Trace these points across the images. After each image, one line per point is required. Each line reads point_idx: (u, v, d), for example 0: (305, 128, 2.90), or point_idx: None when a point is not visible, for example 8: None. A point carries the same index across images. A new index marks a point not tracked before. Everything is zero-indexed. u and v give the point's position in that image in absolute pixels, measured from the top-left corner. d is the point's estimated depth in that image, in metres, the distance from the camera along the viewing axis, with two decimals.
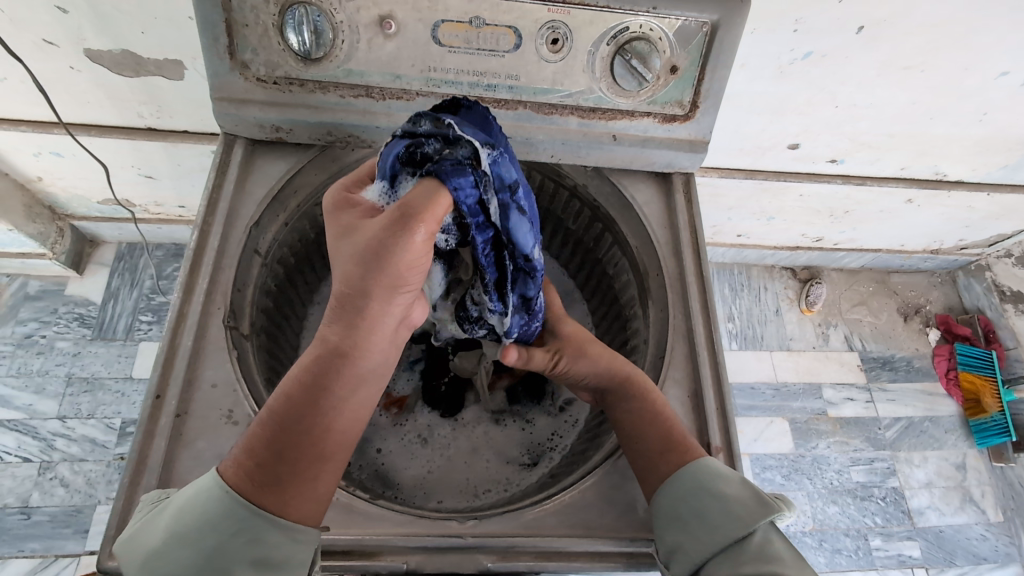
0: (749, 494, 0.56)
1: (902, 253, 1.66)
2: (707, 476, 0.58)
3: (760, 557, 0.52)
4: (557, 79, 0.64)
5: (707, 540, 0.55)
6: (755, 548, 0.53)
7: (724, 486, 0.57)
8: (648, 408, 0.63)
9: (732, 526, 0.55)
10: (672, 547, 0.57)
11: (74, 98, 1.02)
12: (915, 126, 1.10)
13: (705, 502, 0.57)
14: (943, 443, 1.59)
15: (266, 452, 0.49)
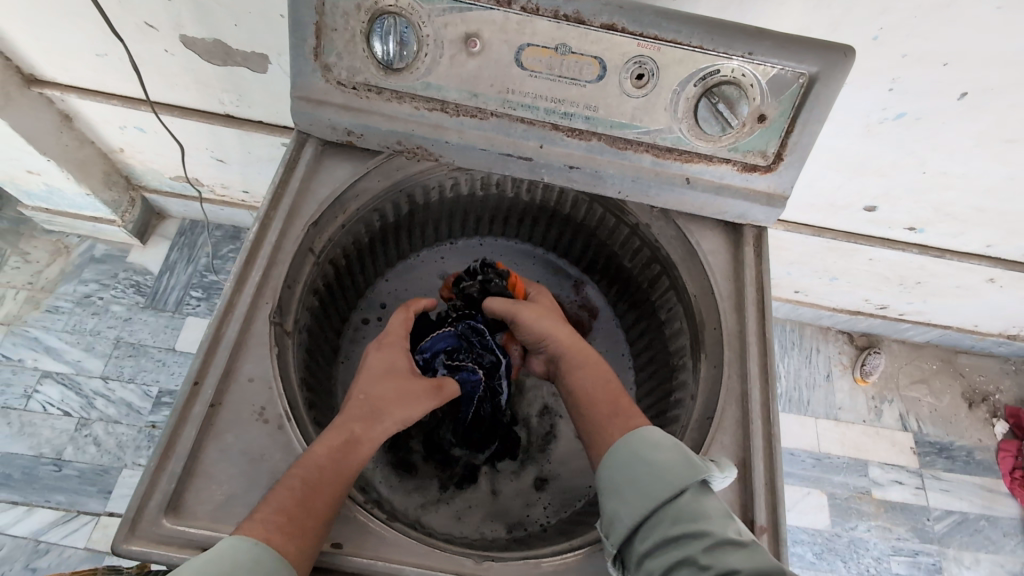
0: (682, 458, 0.56)
1: (975, 334, 1.55)
2: (642, 442, 0.58)
3: (695, 517, 0.52)
4: (636, 114, 0.62)
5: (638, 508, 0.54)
6: (691, 508, 0.53)
7: (656, 453, 0.57)
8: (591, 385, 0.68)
9: (659, 469, 0.55)
10: (606, 518, 0.56)
11: (164, 79, 1.07)
12: (1010, 203, 1.02)
13: (636, 469, 0.56)
14: (999, 547, 1.45)
15: (281, 499, 0.52)
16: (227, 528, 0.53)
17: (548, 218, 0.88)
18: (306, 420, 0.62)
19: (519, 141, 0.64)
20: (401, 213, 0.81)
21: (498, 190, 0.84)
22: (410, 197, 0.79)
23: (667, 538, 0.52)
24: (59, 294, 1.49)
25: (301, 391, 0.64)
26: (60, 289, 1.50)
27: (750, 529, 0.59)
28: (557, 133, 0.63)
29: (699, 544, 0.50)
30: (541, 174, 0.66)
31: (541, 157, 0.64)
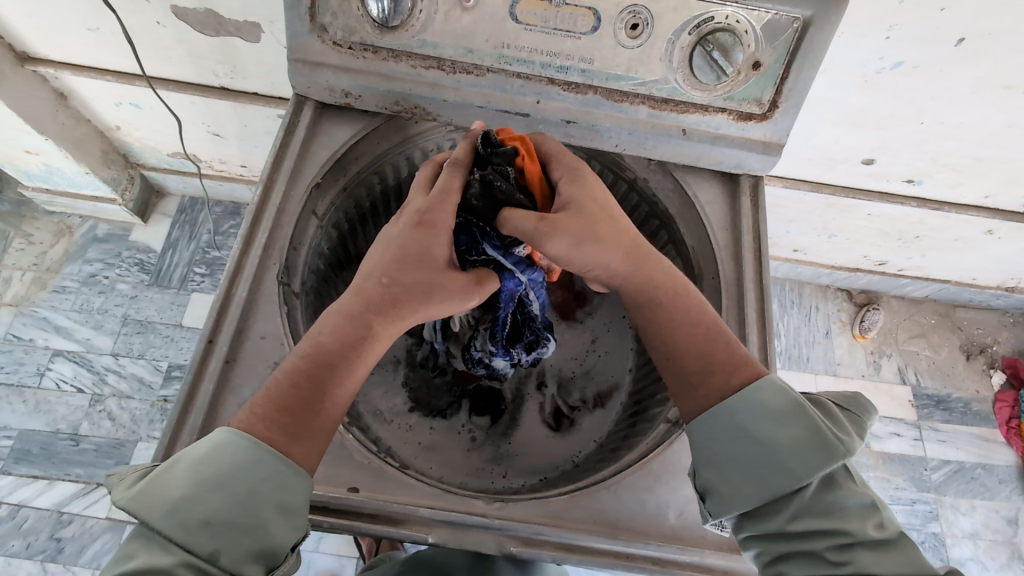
0: (810, 439, 0.53)
1: (973, 288, 1.56)
2: (758, 417, 0.55)
3: (827, 510, 0.52)
4: (632, 65, 0.62)
5: (756, 491, 0.54)
6: (821, 498, 0.53)
7: (780, 431, 0.54)
8: (665, 318, 0.62)
9: (778, 453, 0.53)
10: (711, 487, 0.57)
11: (157, 53, 1.06)
12: (1010, 152, 1.02)
13: (753, 449, 0.55)
14: (994, 493, 1.49)
15: (281, 392, 0.54)
16: None
17: None
18: None
19: (516, 97, 0.64)
20: (401, 176, 0.82)
21: None
22: (410, 159, 0.80)
23: (792, 529, 0.52)
24: (65, 274, 1.51)
25: None
26: (66, 269, 1.51)
27: None
28: (553, 87, 0.63)
29: (835, 539, 0.51)
30: (539, 130, 0.67)
31: (538, 113, 0.65)
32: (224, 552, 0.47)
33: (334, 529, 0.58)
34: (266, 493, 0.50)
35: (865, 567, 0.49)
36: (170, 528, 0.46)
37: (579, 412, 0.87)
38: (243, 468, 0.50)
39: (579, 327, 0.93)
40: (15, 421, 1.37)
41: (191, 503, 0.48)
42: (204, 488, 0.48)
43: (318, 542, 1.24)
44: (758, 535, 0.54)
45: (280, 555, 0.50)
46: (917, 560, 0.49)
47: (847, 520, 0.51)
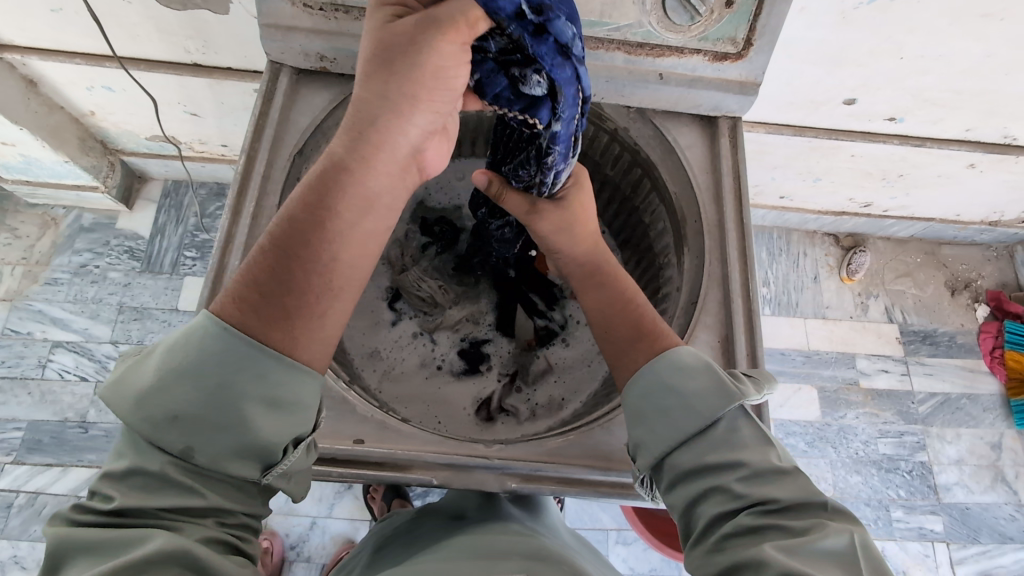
0: (710, 385, 0.57)
1: (957, 224, 1.58)
2: (672, 366, 0.59)
3: (732, 447, 0.55)
4: (605, 11, 0.61)
5: (672, 434, 0.56)
6: (722, 437, 0.56)
7: (690, 380, 0.58)
8: (609, 291, 0.68)
9: (695, 406, 0.56)
10: (634, 443, 0.59)
11: (125, 31, 1.04)
12: (988, 82, 1.02)
13: (666, 399, 0.58)
14: (979, 421, 1.55)
15: (254, 272, 0.53)
16: None
17: None
18: None
19: None
20: None
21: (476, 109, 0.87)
22: None
23: (701, 467, 0.54)
24: (56, 266, 1.50)
25: None
26: (55, 261, 1.51)
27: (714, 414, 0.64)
28: None
29: (737, 475, 0.53)
30: None
31: None
32: (198, 449, 0.49)
33: (343, 478, 0.62)
34: (245, 386, 0.50)
35: (766, 495, 0.51)
36: (145, 429, 0.49)
37: (507, 411, 0.84)
38: (197, 361, 0.50)
39: (570, 351, 0.92)
40: (23, 413, 1.38)
41: (163, 401, 0.49)
42: (175, 385, 0.49)
43: (330, 508, 1.28)
44: (673, 481, 0.56)
45: (274, 453, 0.51)
46: (815, 490, 0.52)
47: (747, 453, 0.54)
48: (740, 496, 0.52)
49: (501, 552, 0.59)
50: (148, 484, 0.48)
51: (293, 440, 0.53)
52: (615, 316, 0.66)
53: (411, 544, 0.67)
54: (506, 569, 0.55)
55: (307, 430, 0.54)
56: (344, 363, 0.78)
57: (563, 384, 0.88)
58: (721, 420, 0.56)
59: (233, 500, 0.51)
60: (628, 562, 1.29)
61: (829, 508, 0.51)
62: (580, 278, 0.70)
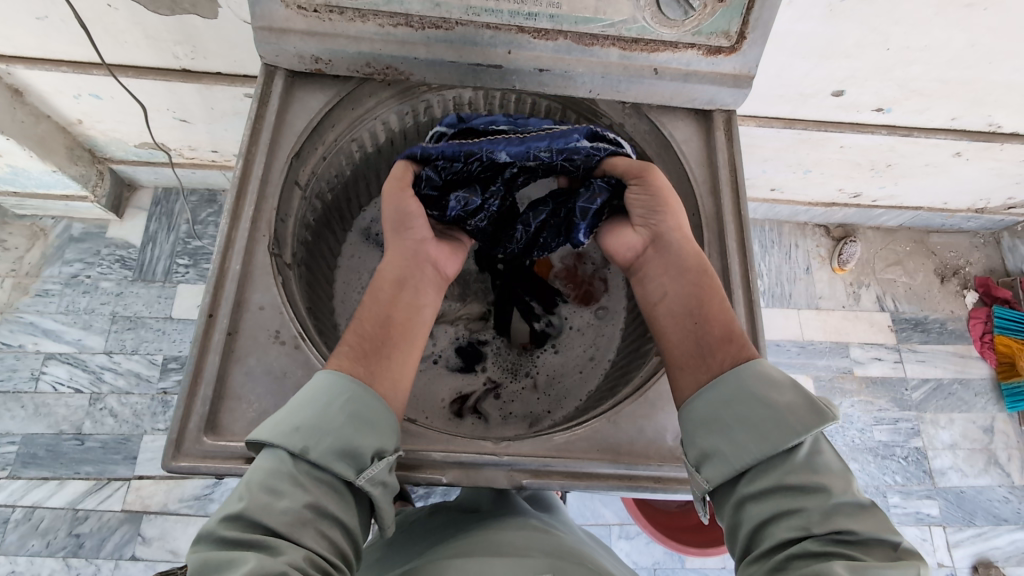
0: (801, 401, 0.57)
1: (945, 212, 1.61)
2: (763, 379, 0.59)
3: (814, 470, 0.54)
4: (599, 7, 0.62)
5: (754, 448, 0.56)
6: (802, 461, 0.55)
7: (776, 394, 0.58)
8: (698, 281, 0.66)
9: (779, 425, 0.56)
10: (706, 450, 0.58)
11: (113, 38, 1.03)
12: (973, 71, 1.04)
13: (754, 407, 0.58)
14: (971, 405, 1.57)
15: (366, 347, 0.63)
16: None
17: None
18: (318, 341, 0.68)
19: (487, 49, 0.65)
20: (380, 142, 0.83)
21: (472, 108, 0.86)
22: (386, 124, 0.81)
23: (780, 486, 0.54)
24: (46, 277, 1.49)
25: (308, 315, 0.71)
26: (46, 272, 1.49)
27: None
28: (524, 36, 0.64)
29: (819, 502, 0.52)
30: (512, 81, 0.68)
31: (510, 64, 0.66)
32: (312, 448, 0.55)
33: None
34: (339, 408, 0.57)
35: (839, 525, 0.51)
36: (272, 436, 0.56)
37: (479, 414, 0.85)
38: (324, 395, 0.58)
39: (560, 359, 0.91)
40: (16, 427, 1.37)
41: (285, 415, 0.57)
42: (294, 404, 0.58)
43: None
44: (744, 498, 0.56)
45: (366, 458, 0.56)
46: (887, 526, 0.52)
47: (831, 480, 0.54)
48: (812, 527, 0.51)
49: (521, 548, 0.60)
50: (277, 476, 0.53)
51: (380, 451, 0.57)
52: (703, 310, 0.65)
53: (425, 542, 0.68)
54: (528, 567, 0.56)
55: (392, 446, 0.58)
56: None
57: (546, 389, 0.88)
58: (805, 441, 0.56)
59: (341, 508, 0.55)
60: (631, 556, 1.30)
61: (900, 548, 0.50)
62: (678, 265, 0.68)
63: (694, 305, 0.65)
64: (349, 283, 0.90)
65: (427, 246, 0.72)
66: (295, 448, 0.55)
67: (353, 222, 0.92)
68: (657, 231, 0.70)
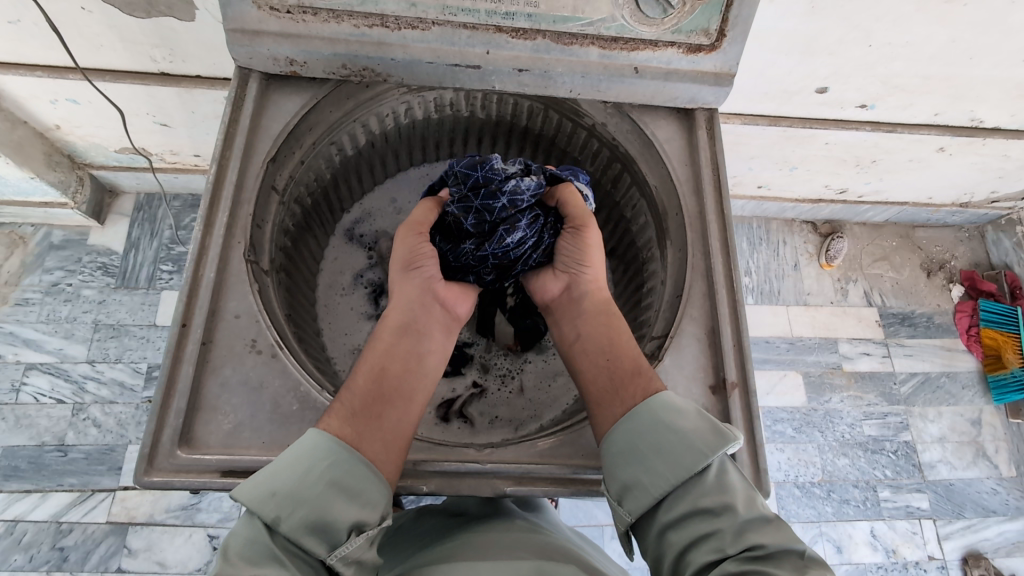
0: (705, 425, 0.59)
1: (930, 207, 1.61)
2: (665, 407, 0.61)
3: (724, 489, 0.56)
4: (577, 5, 0.61)
5: (669, 475, 0.57)
6: (714, 482, 0.57)
7: (679, 419, 0.60)
8: (615, 326, 0.68)
9: (686, 452, 0.58)
10: (624, 484, 0.59)
11: (88, 42, 1.01)
12: (954, 66, 1.04)
13: (664, 436, 0.59)
14: (959, 399, 1.58)
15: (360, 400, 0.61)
16: (242, 450, 0.60)
17: (505, 133, 0.89)
18: (297, 349, 0.67)
19: (465, 49, 0.64)
20: (360, 146, 0.83)
21: (453, 110, 0.85)
22: (366, 128, 0.80)
23: (695, 510, 0.55)
24: (26, 286, 1.46)
25: (286, 322, 0.69)
26: (26, 281, 1.46)
27: (723, 387, 0.66)
28: (501, 36, 0.64)
29: (731, 522, 0.54)
30: (491, 81, 0.67)
31: (489, 64, 0.65)
32: (285, 519, 0.53)
33: None
34: (320, 474, 0.55)
35: (750, 542, 0.53)
36: (247, 500, 0.54)
37: (465, 417, 0.84)
38: (310, 459, 0.56)
39: (547, 361, 0.90)
40: None
41: (264, 480, 0.55)
42: (275, 468, 0.55)
43: None
44: (665, 527, 0.57)
45: (340, 531, 0.54)
46: (797, 537, 0.54)
47: (735, 497, 0.56)
48: (726, 548, 0.53)
49: (508, 550, 0.59)
50: (252, 558, 0.51)
51: (357, 525, 0.54)
52: (608, 343, 0.67)
53: (411, 548, 0.67)
54: (510, 568, 0.56)
55: (374, 519, 0.56)
56: (329, 372, 0.77)
57: (532, 392, 0.88)
58: (713, 463, 0.57)
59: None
60: (624, 556, 1.29)
61: (805, 557, 0.53)
62: (590, 309, 0.70)
63: (600, 345, 0.67)
64: (330, 288, 0.88)
65: (436, 285, 0.70)
66: (269, 514, 0.53)
67: (335, 227, 0.91)
68: (575, 279, 0.72)
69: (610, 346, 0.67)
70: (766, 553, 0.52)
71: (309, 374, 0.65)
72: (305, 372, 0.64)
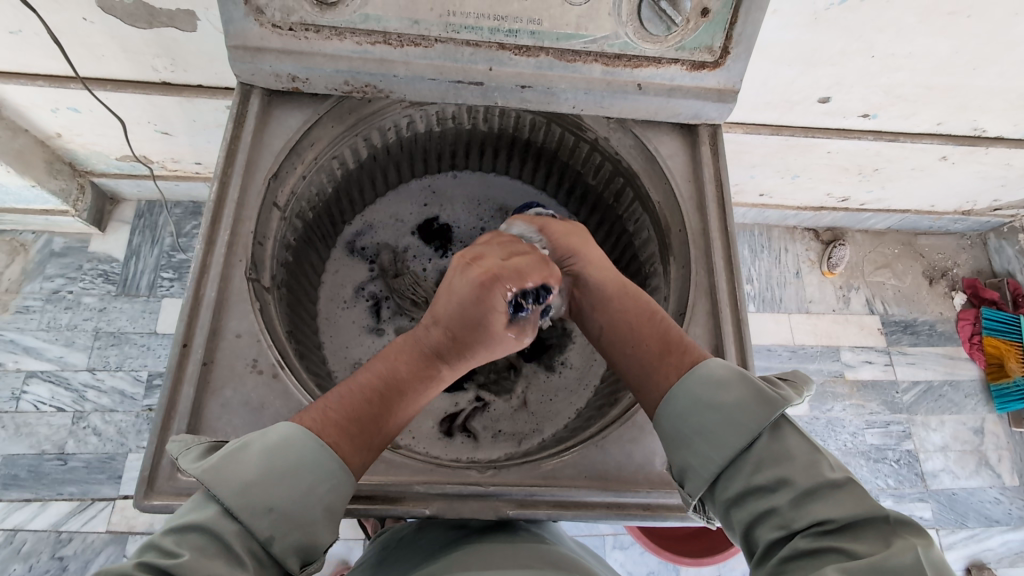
0: (749, 394, 0.56)
1: (933, 214, 1.61)
2: (704, 384, 0.58)
3: (779, 460, 0.53)
4: (581, 23, 0.62)
5: (717, 454, 0.55)
6: (770, 452, 0.53)
7: (722, 394, 0.57)
8: (631, 309, 0.67)
9: (731, 429, 0.55)
10: (678, 468, 0.58)
11: (89, 52, 1.01)
12: (957, 77, 1.04)
13: (705, 415, 0.57)
14: (961, 407, 1.58)
15: (370, 423, 0.58)
16: None
17: (508, 146, 0.89)
18: (298, 368, 0.67)
19: (468, 66, 0.64)
20: (361, 159, 0.82)
21: (455, 123, 0.85)
22: (368, 142, 0.80)
23: (749, 487, 0.53)
24: (26, 293, 1.45)
25: (287, 340, 0.69)
26: (26, 288, 1.46)
27: None
28: (505, 53, 0.63)
29: (789, 496, 0.50)
30: (494, 98, 0.67)
31: (492, 81, 0.65)
32: (276, 539, 0.51)
33: None
34: (321, 498, 0.53)
35: (817, 515, 0.49)
36: (236, 507, 0.50)
37: (468, 432, 0.84)
38: (314, 480, 0.53)
39: (550, 374, 0.90)
40: None
41: (258, 489, 0.51)
42: (274, 477, 0.52)
43: None
44: (726, 506, 0.55)
45: (319, 553, 0.53)
46: (871, 502, 0.49)
47: (794, 467, 0.52)
48: (790, 523, 0.50)
49: (519, 561, 0.59)
50: (203, 554, 0.47)
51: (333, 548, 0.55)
52: (630, 326, 0.66)
53: (412, 556, 0.66)
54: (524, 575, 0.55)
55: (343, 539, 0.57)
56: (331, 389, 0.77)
57: (536, 405, 0.87)
58: (764, 433, 0.54)
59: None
60: (626, 566, 1.29)
61: (891, 521, 0.47)
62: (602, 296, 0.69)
63: (625, 332, 0.66)
64: (331, 302, 0.88)
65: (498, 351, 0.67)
66: (261, 532, 0.50)
67: (336, 240, 0.90)
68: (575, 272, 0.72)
69: (630, 333, 0.65)
70: (840, 525, 0.48)
71: (311, 394, 0.65)
72: (307, 392, 0.64)
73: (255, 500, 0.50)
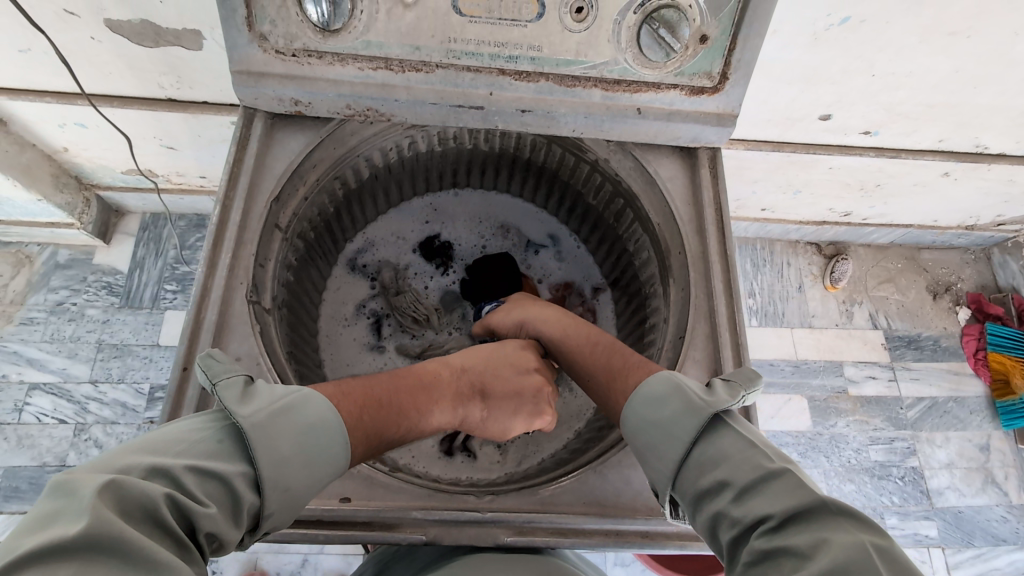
0: (680, 406, 0.56)
1: (936, 229, 1.60)
2: (642, 404, 0.59)
3: (718, 462, 0.52)
4: (581, 50, 0.62)
5: (665, 466, 0.55)
6: (709, 455, 0.53)
7: (659, 409, 0.57)
8: (582, 351, 0.70)
9: (674, 440, 0.55)
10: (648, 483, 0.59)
11: (96, 69, 1.02)
12: (958, 95, 1.04)
13: (648, 431, 0.58)
14: (966, 424, 1.56)
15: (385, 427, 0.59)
16: None
17: (509, 165, 0.90)
18: None
19: (468, 91, 0.64)
20: (363, 179, 0.83)
21: (456, 143, 0.86)
22: (370, 161, 0.81)
23: (697, 493, 0.52)
24: (30, 305, 1.46)
25: (287, 362, 0.69)
26: (31, 300, 1.47)
27: None
28: (505, 78, 0.64)
29: (731, 497, 0.49)
30: (494, 121, 0.68)
31: (492, 105, 0.65)
32: (272, 515, 0.50)
33: (331, 540, 0.61)
34: (315, 489, 0.53)
35: (758, 513, 0.47)
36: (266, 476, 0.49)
37: (468, 451, 0.84)
38: (322, 472, 0.53)
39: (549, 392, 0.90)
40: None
41: (285, 468, 0.50)
42: (299, 459, 0.51)
43: (323, 544, 1.26)
44: (689, 513, 0.54)
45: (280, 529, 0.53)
46: (807, 490, 0.47)
47: (732, 467, 0.51)
48: (738, 523, 0.48)
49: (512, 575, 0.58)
50: (221, 505, 0.46)
51: None
52: (585, 364, 0.69)
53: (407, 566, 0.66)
54: None
55: None
56: None
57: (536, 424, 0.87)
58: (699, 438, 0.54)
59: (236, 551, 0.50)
60: None
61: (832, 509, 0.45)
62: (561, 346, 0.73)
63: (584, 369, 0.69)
64: (332, 320, 0.88)
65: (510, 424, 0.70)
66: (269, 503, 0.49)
67: (337, 258, 0.90)
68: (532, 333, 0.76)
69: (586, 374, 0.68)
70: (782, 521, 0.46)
71: None
72: None
73: (281, 476, 0.50)
